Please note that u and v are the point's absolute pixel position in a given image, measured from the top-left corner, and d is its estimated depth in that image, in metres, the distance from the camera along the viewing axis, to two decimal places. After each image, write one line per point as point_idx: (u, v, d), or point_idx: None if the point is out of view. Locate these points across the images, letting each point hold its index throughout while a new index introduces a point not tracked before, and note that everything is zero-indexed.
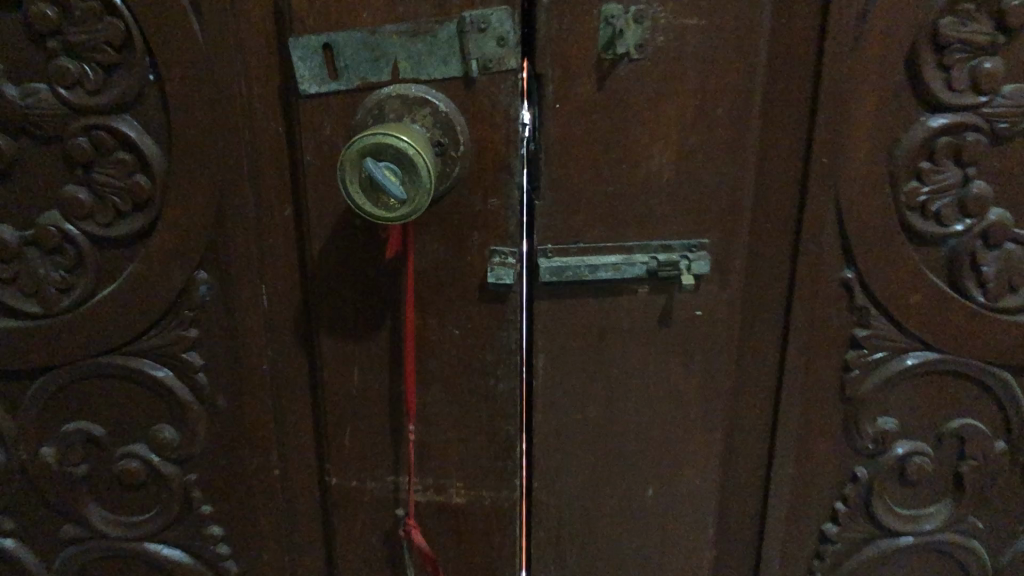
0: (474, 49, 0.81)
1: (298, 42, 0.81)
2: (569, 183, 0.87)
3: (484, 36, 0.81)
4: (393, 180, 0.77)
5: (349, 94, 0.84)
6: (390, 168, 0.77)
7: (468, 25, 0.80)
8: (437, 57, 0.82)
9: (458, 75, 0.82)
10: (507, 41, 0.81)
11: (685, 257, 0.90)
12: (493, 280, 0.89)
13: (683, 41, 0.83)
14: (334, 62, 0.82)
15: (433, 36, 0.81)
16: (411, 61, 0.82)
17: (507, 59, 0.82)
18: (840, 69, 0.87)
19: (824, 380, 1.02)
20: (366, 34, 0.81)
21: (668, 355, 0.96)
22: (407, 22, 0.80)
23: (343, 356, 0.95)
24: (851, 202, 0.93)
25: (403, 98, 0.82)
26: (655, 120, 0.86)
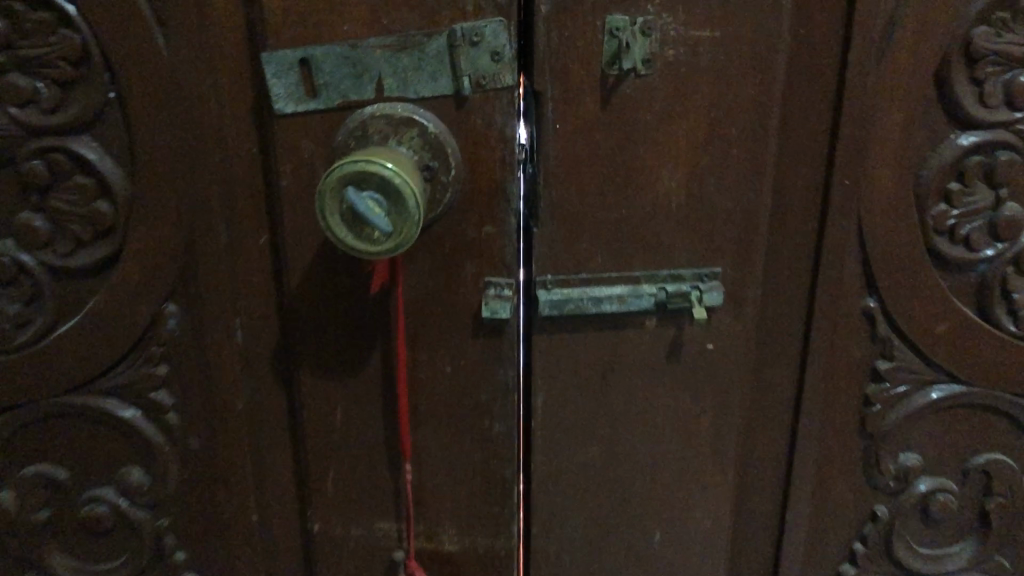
0: (466, 65, 0.74)
1: (272, 57, 0.74)
2: (570, 209, 0.80)
3: (478, 50, 0.74)
4: (378, 212, 0.70)
5: (328, 114, 0.76)
6: (373, 198, 0.70)
7: (460, 38, 0.73)
8: (426, 73, 0.74)
9: (449, 93, 0.75)
10: (502, 56, 0.74)
11: (696, 288, 0.84)
12: (488, 314, 0.81)
13: (695, 54, 0.76)
14: (313, 79, 0.74)
15: (421, 50, 0.73)
16: (397, 78, 0.74)
17: (503, 74, 0.75)
18: (865, 84, 0.80)
19: (843, 415, 0.95)
20: (347, 48, 0.73)
21: (677, 392, 0.89)
22: (391, 35, 0.73)
23: (325, 397, 0.87)
24: (875, 227, 0.86)
25: (388, 119, 0.75)
26: (664, 140, 0.79)
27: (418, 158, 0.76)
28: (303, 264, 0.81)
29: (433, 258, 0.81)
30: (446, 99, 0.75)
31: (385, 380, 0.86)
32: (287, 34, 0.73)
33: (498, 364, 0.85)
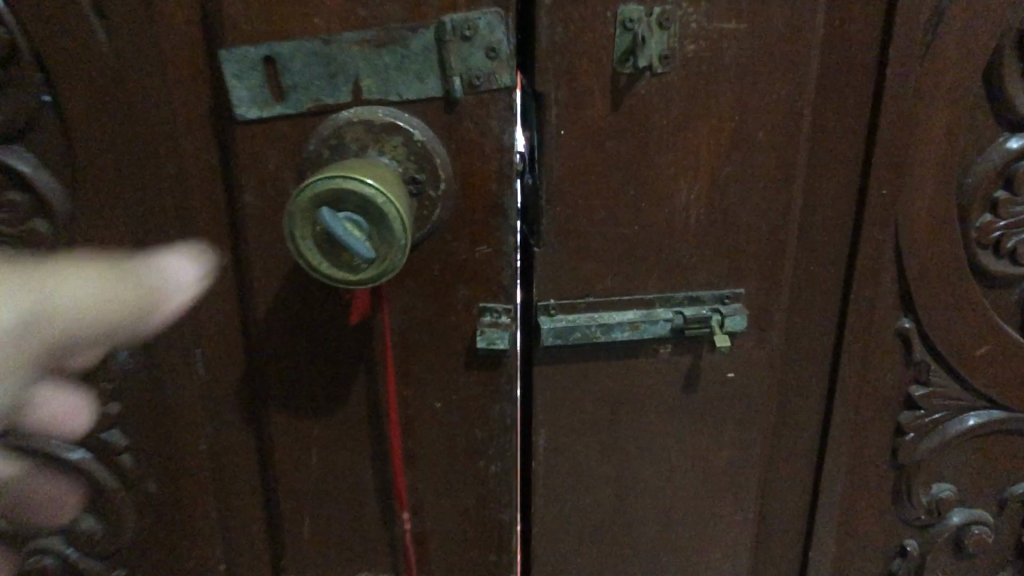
0: (457, 62, 0.64)
1: (232, 55, 0.63)
2: (576, 226, 0.71)
3: (471, 45, 0.64)
4: (359, 236, 0.60)
5: (298, 120, 0.66)
6: (351, 220, 0.60)
7: (450, 32, 0.63)
8: (411, 72, 0.64)
9: (437, 95, 0.65)
10: (499, 52, 0.64)
11: (717, 312, 0.74)
12: (484, 345, 0.72)
13: (718, 50, 0.67)
14: (280, 79, 0.64)
15: (405, 46, 0.63)
16: (378, 78, 0.64)
17: (500, 73, 0.65)
18: (907, 82, 0.71)
19: (873, 445, 0.86)
20: (319, 44, 0.63)
21: (694, 425, 0.80)
22: (370, 28, 0.63)
23: (298, 439, 0.77)
24: (913, 240, 0.77)
25: (368, 126, 0.65)
26: (682, 147, 0.69)
27: (403, 169, 0.66)
28: (271, 290, 0.71)
29: (420, 282, 0.71)
30: (434, 102, 0.65)
31: (368, 419, 0.76)
32: (248, 28, 0.63)
33: (495, 399, 0.75)
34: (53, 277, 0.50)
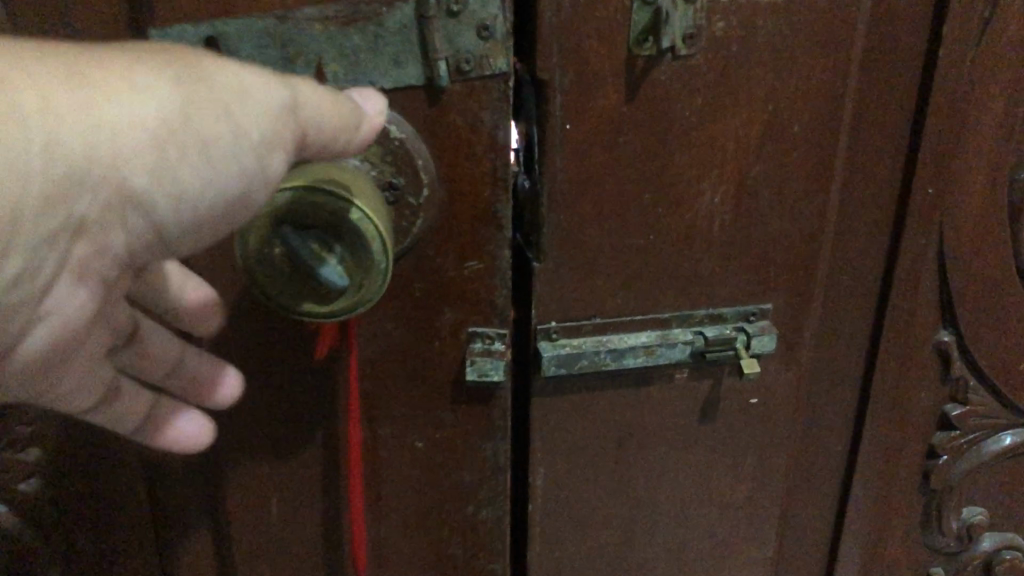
0: (443, 43, 0.52)
1: (164, 35, 0.50)
2: (582, 235, 0.60)
3: (459, 23, 0.52)
4: (328, 261, 0.49)
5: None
6: (316, 240, 0.49)
7: (434, 7, 0.51)
8: (386, 56, 0.52)
9: (419, 84, 0.53)
10: (493, 30, 0.52)
11: (742, 331, 0.65)
12: (475, 377, 0.61)
13: (751, 26, 0.56)
14: None
15: (379, 23, 0.51)
16: (346, 63, 0.52)
17: (494, 56, 0.53)
18: (962, 65, 0.61)
19: (903, 469, 0.77)
20: (272, 21, 0.50)
21: (711, 457, 0.70)
22: (335, 2, 0.51)
23: (253, 484, 0.66)
24: (957, 243, 0.68)
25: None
26: (706, 143, 0.59)
27: (377, 172, 0.54)
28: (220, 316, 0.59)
29: (398, 304, 0.60)
30: (414, 92, 0.53)
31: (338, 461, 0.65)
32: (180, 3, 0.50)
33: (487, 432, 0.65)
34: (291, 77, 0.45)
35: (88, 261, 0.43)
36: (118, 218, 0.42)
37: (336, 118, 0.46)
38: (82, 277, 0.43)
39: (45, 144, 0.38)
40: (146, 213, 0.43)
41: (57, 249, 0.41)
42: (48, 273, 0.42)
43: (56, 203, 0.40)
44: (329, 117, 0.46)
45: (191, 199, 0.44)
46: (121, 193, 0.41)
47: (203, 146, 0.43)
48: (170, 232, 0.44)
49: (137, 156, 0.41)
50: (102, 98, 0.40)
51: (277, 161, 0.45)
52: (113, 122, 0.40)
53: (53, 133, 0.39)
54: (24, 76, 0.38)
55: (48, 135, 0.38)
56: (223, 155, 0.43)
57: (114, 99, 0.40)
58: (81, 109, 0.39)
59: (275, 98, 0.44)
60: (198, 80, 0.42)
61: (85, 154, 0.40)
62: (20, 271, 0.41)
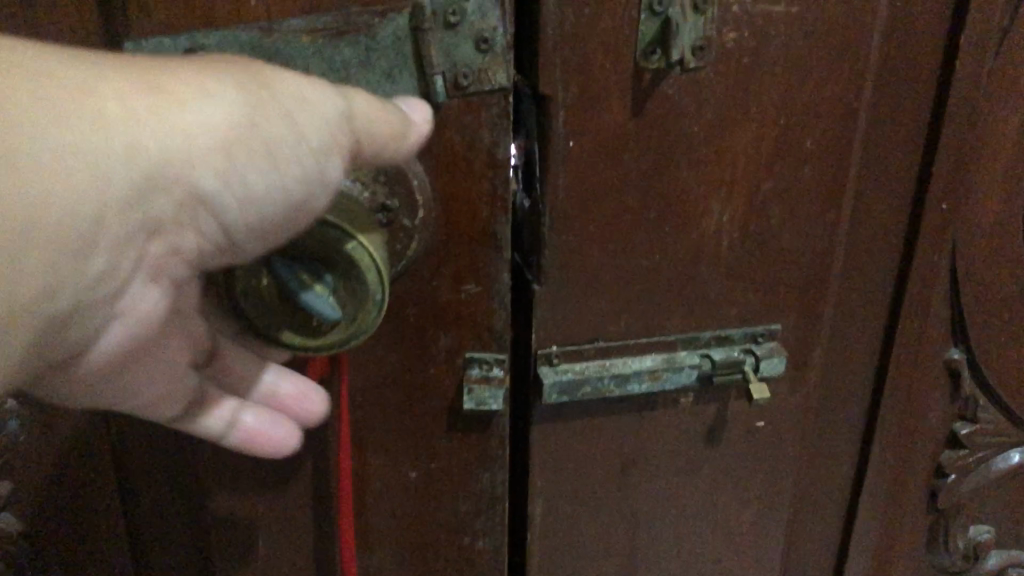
0: (440, 57, 0.49)
1: (139, 48, 0.47)
2: (585, 257, 0.57)
3: (457, 35, 0.48)
4: (318, 291, 0.46)
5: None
6: (308, 268, 0.46)
7: (430, 17, 0.47)
8: (379, 70, 0.48)
9: (413, 100, 0.49)
10: (492, 42, 0.49)
11: (751, 354, 0.62)
12: (473, 407, 0.58)
13: (763, 38, 0.53)
14: None
15: (371, 35, 0.48)
16: (336, 78, 0.48)
17: (493, 70, 0.50)
18: (980, 76, 0.59)
19: (910, 489, 0.75)
20: (256, 33, 0.47)
21: (716, 482, 0.67)
22: (325, 12, 0.47)
23: (235, 527, 0.61)
24: (970, 259, 0.66)
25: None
26: (715, 159, 0.56)
27: (369, 194, 0.51)
28: None
29: (391, 331, 0.56)
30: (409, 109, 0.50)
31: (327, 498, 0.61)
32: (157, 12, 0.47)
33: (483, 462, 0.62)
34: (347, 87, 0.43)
35: (163, 258, 0.44)
36: (190, 218, 0.43)
37: (394, 134, 0.44)
38: (158, 273, 0.44)
39: (123, 150, 0.39)
40: (217, 214, 0.43)
41: (134, 248, 0.42)
42: (127, 270, 0.43)
43: (134, 204, 0.40)
44: (388, 133, 0.44)
45: (257, 206, 0.43)
46: (192, 195, 0.42)
47: (269, 154, 0.42)
48: (238, 237, 0.44)
49: (204, 161, 0.41)
50: (174, 105, 0.40)
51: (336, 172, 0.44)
52: (183, 131, 0.40)
53: (132, 139, 0.39)
54: (105, 85, 0.38)
55: (126, 142, 0.39)
56: (287, 166, 0.42)
57: (184, 108, 0.40)
58: (155, 116, 0.39)
59: (330, 109, 0.42)
60: (265, 90, 0.41)
61: (158, 160, 0.40)
62: (102, 270, 0.42)
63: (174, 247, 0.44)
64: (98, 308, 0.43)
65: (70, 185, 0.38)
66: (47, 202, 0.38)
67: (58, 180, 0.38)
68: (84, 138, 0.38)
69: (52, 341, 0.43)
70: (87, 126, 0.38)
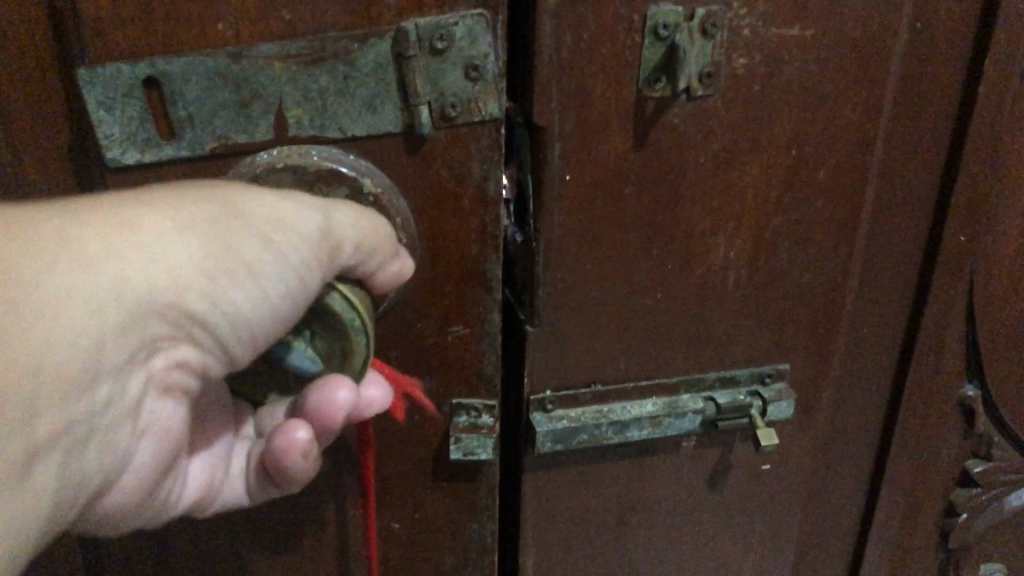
0: (425, 85, 0.44)
1: (94, 77, 0.41)
2: (582, 296, 0.53)
3: (445, 63, 0.44)
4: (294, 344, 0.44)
5: (195, 167, 0.44)
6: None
7: (415, 44, 0.42)
8: (359, 100, 0.43)
9: (396, 130, 0.45)
10: (483, 70, 0.44)
11: (757, 396, 0.58)
12: (461, 457, 0.54)
13: (776, 63, 0.50)
14: (168, 110, 0.42)
15: (349, 61, 0.42)
16: (310, 107, 0.43)
17: (485, 100, 0.45)
18: (1002, 103, 0.55)
19: (920, 529, 0.71)
20: (223, 58, 0.41)
21: (719, 527, 0.63)
22: (300, 36, 0.42)
23: None
24: (987, 293, 0.62)
25: (297, 175, 0.44)
26: (722, 192, 0.52)
27: None
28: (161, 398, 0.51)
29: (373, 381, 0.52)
30: (392, 142, 0.45)
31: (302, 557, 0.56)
32: (111, 34, 0.41)
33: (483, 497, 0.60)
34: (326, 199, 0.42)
35: (177, 387, 0.42)
36: (192, 343, 0.40)
37: (373, 236, 0.43)
38: (166, 395, 0.42)
39: (130, 298, 0.37)
40: (219, 347, 0.41)
41: (141, 377, 0.39)
42: (136, 400, 0.40)
43: (137, 334, 0.37)
44: (366, 237, 0.42)
45: (252, 334, 0.41)
46: (199, 331, 0.40)
47: (251, 270, 0.40)
48: (237, 357, 0.42)
49: (193, 284, 0.38)
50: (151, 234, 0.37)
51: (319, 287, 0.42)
52: (166, 261, 0.37)
53: (122, 271, 0.36)
54: (84, 227, 0.35)
55: (115, 276, 0.36)
56: (276, 289, 0.41)
57: (158, 238, 0.37)
58: (136, 246, 0.36)
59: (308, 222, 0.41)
60: (238, 207, 0.39)
61: (163, 302, 0.38)
62: (132, 404, 0.40)
63: (182, 379, 0.42)
64: (119, 437, 0.40)
65: (73, 324, 0.35)
66: (55, 343, 0.34)
67: (59, 322, 0.34)
68: (94, 287, 0.35)
69: (78, 489, 0.39)
70: (79, 263, 0.35)
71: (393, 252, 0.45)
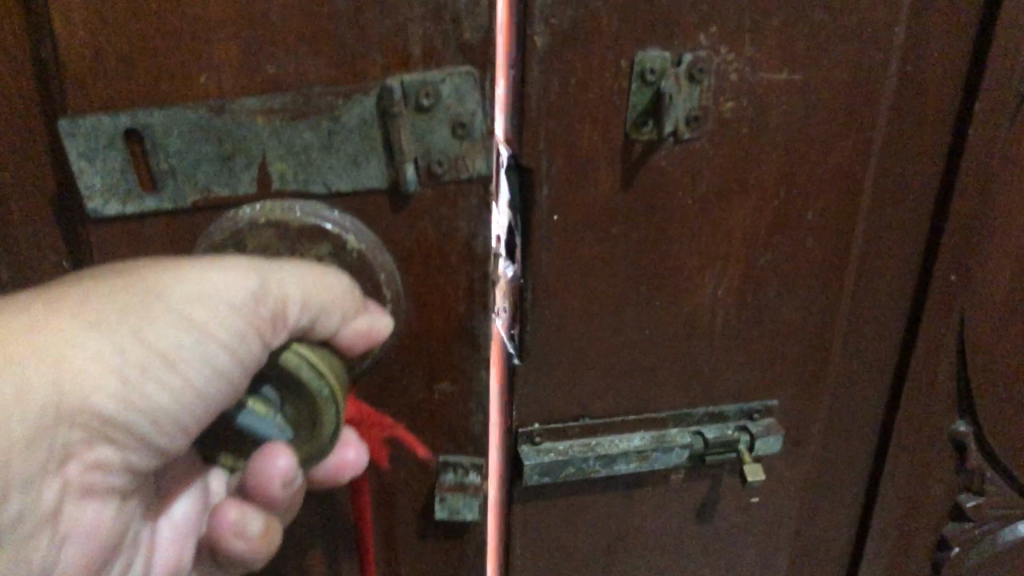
0: (411, 142, 0.44)
1: (76, 127, 0.41)
2: (569, 332, 0.54)
3: (431, 119, 0.44)
4: (261, 412, 0.44)
5: (178, 218, 0.45)
6: (252, 389, 0.44)
7: (401, 100, 0.43)
8: (343, 156, 0.44)
9: (381, 186, 0.45)
10: (469, 128, 0.45)
11: (745, 432, 0.58)
12: (446, 516, 0.54)
13: (764, 107, 0.50)
14: (150, 161, 0.43)
15: (334, 117, 0.43)
16: (295, 163, 0.44)
17: (470, 157, 0.46)
18: (993, 145, 0.56)
19: (913, 561, 0.71)
20: (205, 112, 0.42)
21: (709, 558, 0.64)
22: (285, 91, 0.43)
23: None
24: (979, 332, 0.62)
25: (278, 231, 0.45)
26: (710, 232, 0.53)
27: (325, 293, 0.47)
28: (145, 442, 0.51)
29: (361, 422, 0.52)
30: (377, 196, 0.46)
31: None
32: (97, 91, 0.41)
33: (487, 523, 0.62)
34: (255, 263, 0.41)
35: (100, 485, 0.42)
36: (110, 438, 0.40)
37: (322, 295, 0.42)
38: (87, 489, 0.42)
39: (37, 406, 0.36)
40: (141, 438, 0.41)
41: (51, 478, 0.39)
42: (50, 499, 0.40)
43: (42, 441, 0.37)
44: (315, 296, 0.42)
45: (178, 416, 0.41)
46: (117, 429, 0.40)
47: (170, 357, 0.40)
48: (162, 439, 0.42)
49: (105, 384, 0.38)
50: (55, 342, 0.37)
51: (258, 355, 0.42)
52: (73, 365, 0.37)
53: (24, 384, 0.36)
54: None
55: (17, 390, 0.36)
56: (200, 373, 0.41)
57: (63, 346, 0.37)
58: (40, 357, 0.36)
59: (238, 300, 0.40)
60: (153, 299, 0.39)
61: (75, 402, 0.38)
62: (49, 512, 0.40)
63: (104, 475, 0.42)
64: (37, 538, 0.40)
65: None
66: None
67: None
68: None
69: None
70: None
71: (359, 305, 0.44)
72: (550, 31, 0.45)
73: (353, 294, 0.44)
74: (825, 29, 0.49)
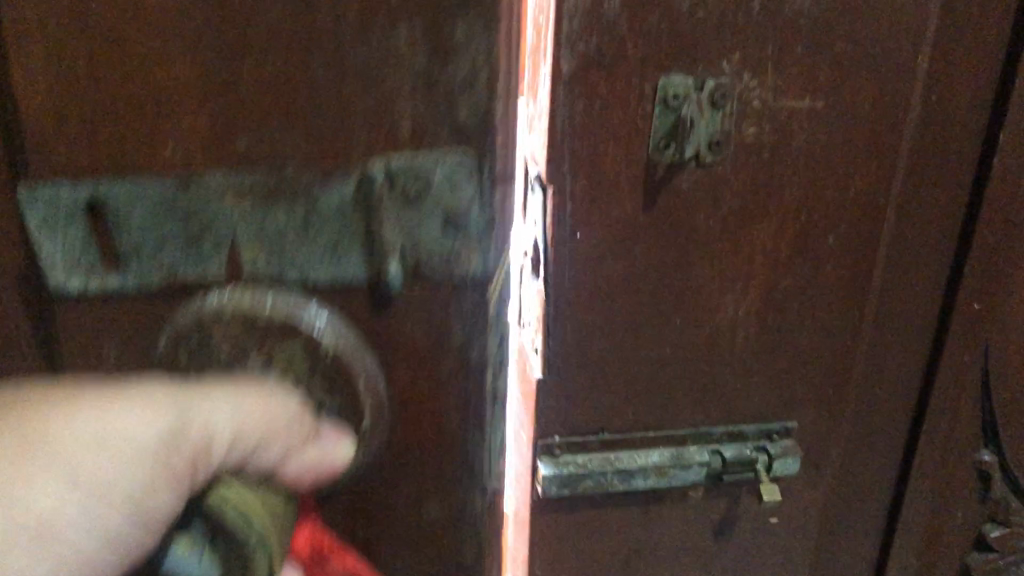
0: (393, 235, 0.44)
1: (35, 196, 0.40)
2: (590, 349, 0.55)
3: (416, 215, 0.45)
4: (184, 553, 0.40)
5: (143, 305, 0.44)
6: (178, 526, 0.41)
7: (382, 190, 0.44)
8: (320, 244, 0.44)
9: (362, 281, 0.45)
10: (455, 223, 0.45)
11: (764, 452, 0.59)
12: None
13: (785, 132, 0.51)
14: (110, 237, 0.42)
15: (312, 205, 0.43)
16: (273, 245, 0.44)
17: (460, 257, 0.46)
18: (1013, 175, 0.56)
19: None
20: (173, 189, 0.42)
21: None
22: (263, 173, 0.42)
23: None
24: (1001, 360, 0.63)
25: (248, 318, 0.45)
26: (732, 255, 0.54)
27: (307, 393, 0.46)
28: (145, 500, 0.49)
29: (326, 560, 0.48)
30: (355, 293, 0.46)
31: None
32: (87, 143, 0.40)
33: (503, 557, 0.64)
34: (185, 395, 0.41)
35: None
36: None
37: (265, 424, 0.43)
38: None
39: None
40: None
41: None
42: None
43: None
44: (250, 424, 0.42)
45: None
46: None
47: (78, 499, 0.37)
48: None
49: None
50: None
51: (174, 504, 0.40)
52: None
53: None
54: None
55: None
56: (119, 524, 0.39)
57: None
58: None
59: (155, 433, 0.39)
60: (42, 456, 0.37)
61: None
62: None
63: None
64: None
65: None
66: None
67: None
68: None
69: None
70: None
71: (309, 433, 0.45)
72: (575, 55, 0.47)
73: (303, 425, 0.44)
74: (848, 57, 0.50)
